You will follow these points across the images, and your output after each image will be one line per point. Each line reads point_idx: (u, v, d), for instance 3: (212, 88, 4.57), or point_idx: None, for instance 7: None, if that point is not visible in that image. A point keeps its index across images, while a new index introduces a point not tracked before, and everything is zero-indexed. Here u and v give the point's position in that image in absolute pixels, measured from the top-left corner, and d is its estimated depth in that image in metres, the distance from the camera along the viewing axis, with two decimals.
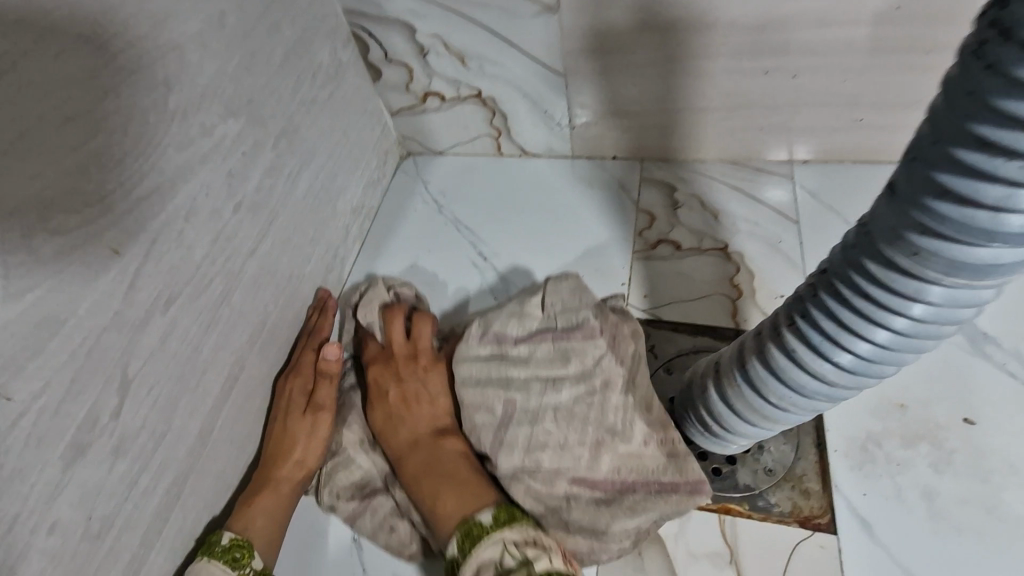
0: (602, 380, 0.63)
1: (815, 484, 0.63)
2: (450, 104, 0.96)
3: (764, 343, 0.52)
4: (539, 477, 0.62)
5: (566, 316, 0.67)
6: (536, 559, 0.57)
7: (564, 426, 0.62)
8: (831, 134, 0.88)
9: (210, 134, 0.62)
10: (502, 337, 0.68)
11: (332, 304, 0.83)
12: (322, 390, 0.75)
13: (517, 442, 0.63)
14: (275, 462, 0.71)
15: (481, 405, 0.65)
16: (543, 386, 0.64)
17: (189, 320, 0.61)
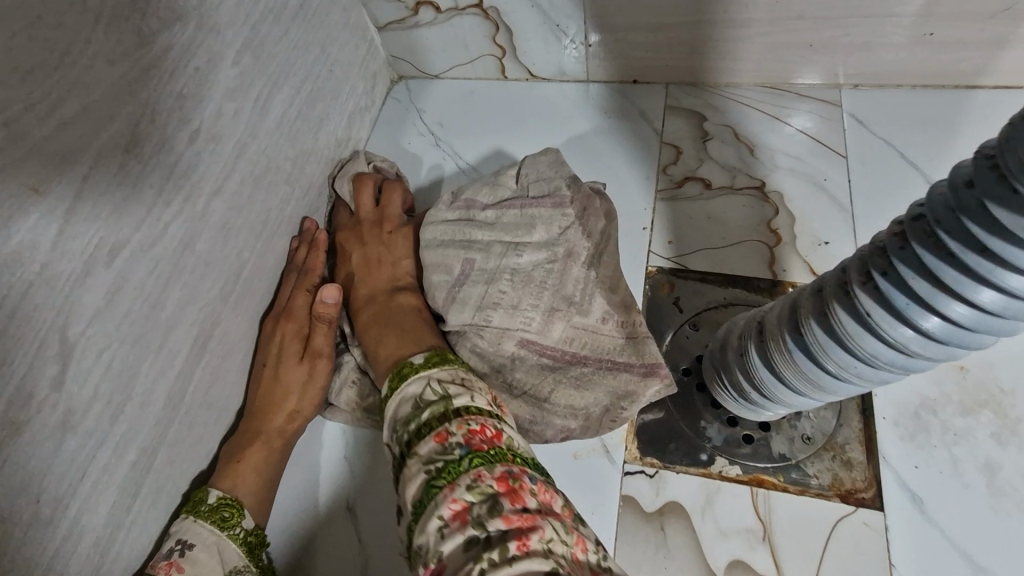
0: (565, 250, 0.62)
1: (859, 454, 0.57)
2: (445, 17, 0.82)
3: (828, 303, 0.44)
4: (486, 334, 0.60)
5: (539, 185, 0.65)
6: (456, 396, 0.53)
7: (520, 289, 0.60)
8: (893, 53, 0.75)
9: (148, 44, 0.50)
10: (473, 204, 0.65)
11: (324, 238, 0.74)
12: (319, 335, 0.69)
13: (470, 298, 0.60)
14: (266, 413, 0.65)
15: (439, 265, 0.62)
16: (506, 249, 0.62)
17: (143, 273, 0.52)
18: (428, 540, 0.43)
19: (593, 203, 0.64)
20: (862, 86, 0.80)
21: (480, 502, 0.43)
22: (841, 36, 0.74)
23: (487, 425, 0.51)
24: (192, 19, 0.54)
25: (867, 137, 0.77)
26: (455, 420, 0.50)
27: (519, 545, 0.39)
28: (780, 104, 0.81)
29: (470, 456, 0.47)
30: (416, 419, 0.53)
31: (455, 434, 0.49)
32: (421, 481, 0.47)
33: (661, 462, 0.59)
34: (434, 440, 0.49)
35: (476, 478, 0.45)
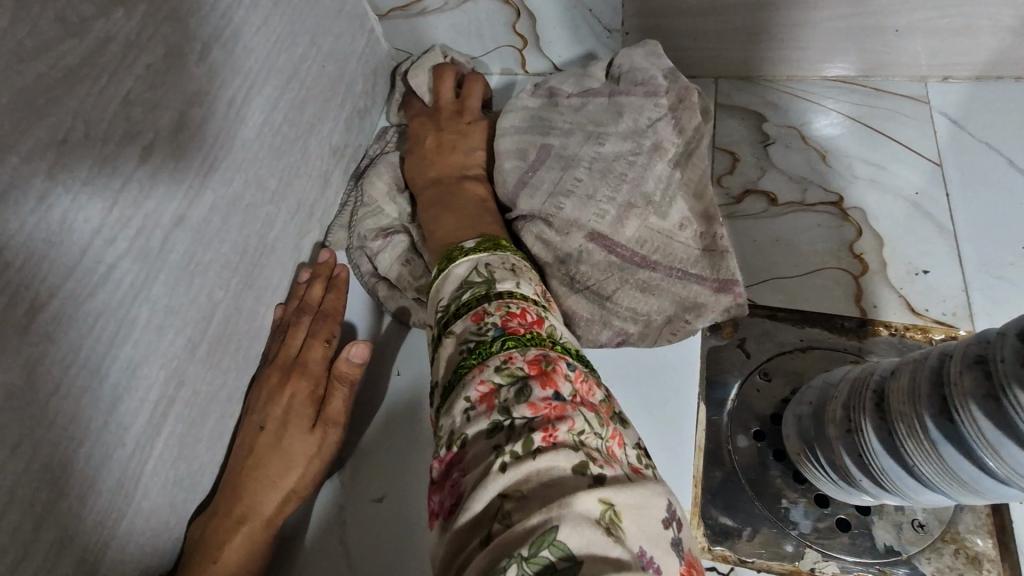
0: (652, 143, 0.54)
1: (986, 547, 0.46)
2: (458, 2, 0.70)
3: (1001, 383, 0.31)
4: (555, 222, 0.53)
5: (632, 73, 0.57)
6: (501, 280, 0.42)
7: (597, 178, 0.54)
8: (998, 40, 0.62)
9: (80, 35, 0.38)
10: (557, 93, 0.60)
11: (346, 275, 0.66)
12: (336, 399, 0.59)
13: (542, 185, 0.54)
14: (255, 492, 0.53)
15: (514, 150, 0.57)
16: (588, 138, 0.56)
17: (79, 334, 0.40)
18: (451, 424, 0.35)
19: (691, 96, 0.56)
20: (954, 79, 0.67)
21: (508, 385, 0.34)
22: (934, 19, 0.61)
23: (529, 309, 0.40)
24: (142, 1, 0.42)
25: (964, 141, 0.64)
26: (494, 300, 0.40)
27: (544, 436, 0.31)
28: (852, 100, 0.69)
29: (504, 338, 0.37)
30: (453, 300, 0.42)
31: (493, 313, 0.39)
32: (451, 362, 0.38)
33: (735, 555, 0.48)
34: (469, 319, 0.39)
35: (506, 359, 0.35)
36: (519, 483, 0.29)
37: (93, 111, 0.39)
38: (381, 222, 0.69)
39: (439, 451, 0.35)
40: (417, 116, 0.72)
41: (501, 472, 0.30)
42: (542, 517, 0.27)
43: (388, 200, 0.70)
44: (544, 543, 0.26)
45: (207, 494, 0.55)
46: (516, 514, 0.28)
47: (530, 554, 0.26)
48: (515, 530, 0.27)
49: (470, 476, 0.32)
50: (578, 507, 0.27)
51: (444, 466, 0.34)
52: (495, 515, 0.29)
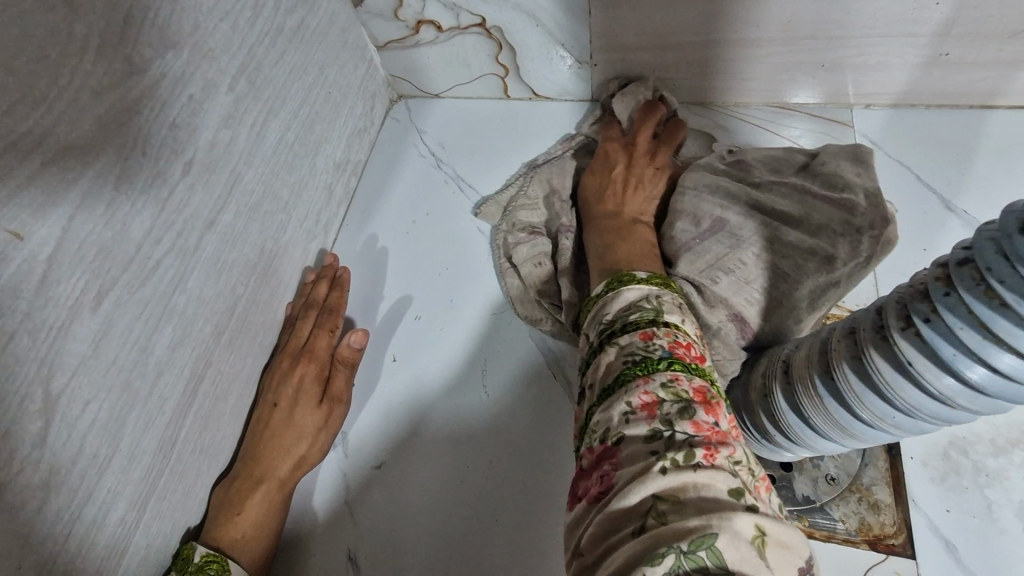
0: (825, 256, 0.56)
1: (885, 496, 0.54)
2: (448, 36, 0.80)
3: (863, 347, 0.41)
4: (706, 292, 0.60)
5: (833, 177, 0.59)
6: (669, 312, 0.48)
7: (759, 267, 0.59)
8: (905, 74, 0.73)
9: (141, 74, 0.47)
10: (747, 169, 0.66)
11: (349, 276, 0.74)
12: (340, 379, 0.68)
13: (706, 255, 0.61)
14: (272, 457, 0.62)
15: (689, 215, 0.64)
16: (764, 226, 0.60)
17: (131, 317, 0.49)
18: (609, 421, 0.41)
19: (885, 225, 0.54)
20: (875, 106, 0.79)
21: (672, 402, 0.40)
22: (854, 55, 0.72)
23: (693, 345, 0.46)
24: (185, 45, 0.51)
25: (882, 158, 0.75)
26: (663, 328, 0.46)
27: (705, 453, 0.37)
28: (791, 124, 0.80)
29: (672, 361, 0.43)
30: (621, 318, 0.48)
31: (661, 337, 0.45)
32: (613, 368, 0.45)
33: None
34: (637, 336, 0.46)
35: (672, 379, 0.41)
36: (676, 489, 0.35)
37: (147, 134, 0.48)
38: (527, 222, 0.77)
39: (593, 442, 0.42)
40: (611, 138, 0.77)
41: (662, 473, 0.36)
42: (700, 521, 0.33)
43: (545, 204, 0.77)
44: (703, 545, 0.32)
45: (229, 462, 0.63)
46: (672, 514, 0.34)
47: (689, 550, 0.32)
48: (672, 527, 0.33)
49: (623, 470, 0.38)
50: (735, 522, 0.33)
51: (595, 457, 0.41)
52: (650, 509, 0.35)
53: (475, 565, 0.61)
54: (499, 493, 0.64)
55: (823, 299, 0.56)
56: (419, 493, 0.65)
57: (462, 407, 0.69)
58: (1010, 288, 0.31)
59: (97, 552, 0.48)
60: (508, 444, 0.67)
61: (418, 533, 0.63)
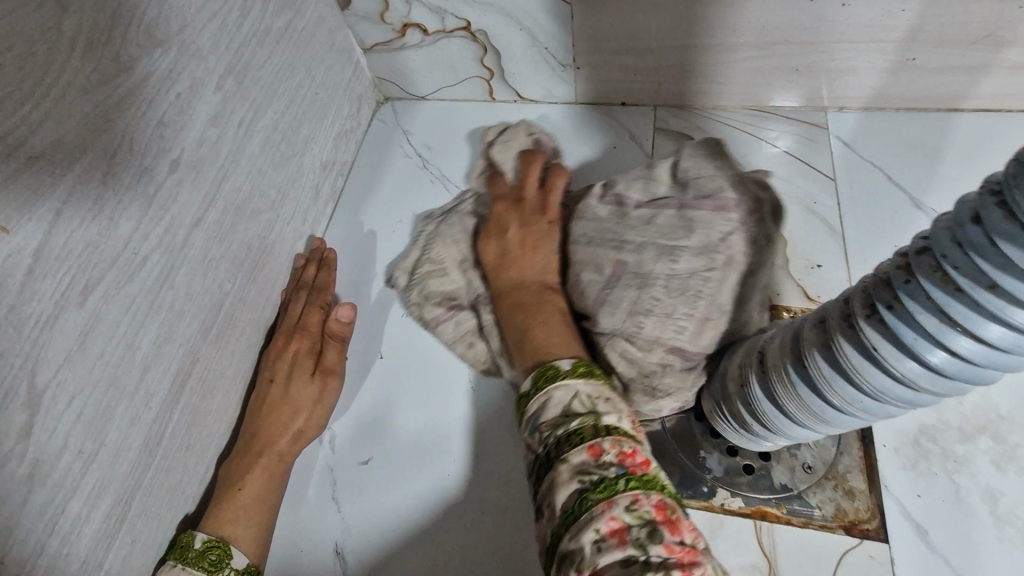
0: (725, 256, 0.55)
1: (860, 483, 0.55)
2: (433, 40, 0.81)
3: (832, 335, 0.43)
4: (638, 340, 0.57)
5: (702, 183, 0.59)
6: (606, 415, 0.47)
7: (675, 296, 0.56)
8: (875, 78, 0.76)
9: (128, 71, 0.48)
10: (625, 200, 0.63)
11: (335, 256, 0.77)
12: (331, 352, 0.70)
13: (622, 303, 0.58)
14: (270, 433, 0.64)
15: (591, 264, 0.61)
16: (661, 254, 0.57)
17: (118, 312, 0.49)
18: (580, 551, 0.39)
19: (759, 203, 0.57)
20: (848, 109, 0.81)
21: (638, 525, 0.39)
22: (826, 60, 0.74)
23: (638, 449, 0.45)
24: (174, 44, 0.52)
25: (854, 159, 0.78)
26: (608, 437, 0.45)
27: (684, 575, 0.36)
28: (768, 126, 0.82)
29: (628, 477, 0.42)
30: (564, 426, 0.47)
31: (610, 451, 0.43)
32: (570, 491, 0.42)
33: None
34: (586, 452, 0.44)
35: (633, 500, 0.40)
36: None
37: (134, 132, 0.49)
38: (446, 289, 0.73)
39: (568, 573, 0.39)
40: (502, 196, 0.75)
41: None
42: None
43: (457, 268, 0.74)
44: None
45: (226, 445, 0.65)
46: None
47: None
48: None
49: None
50: None
51: None
52: None
53: (465, 551, 0.62)
54: (487, 484, 0.65)
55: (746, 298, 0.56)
56: (406, 486, 0.66)
57: (449, 400, 0.70)
58: (963, 273, 0.33)
59: (81, 548, 0.48)
60: (496, 435, 0.68)
61: (408, 523, 0.64)
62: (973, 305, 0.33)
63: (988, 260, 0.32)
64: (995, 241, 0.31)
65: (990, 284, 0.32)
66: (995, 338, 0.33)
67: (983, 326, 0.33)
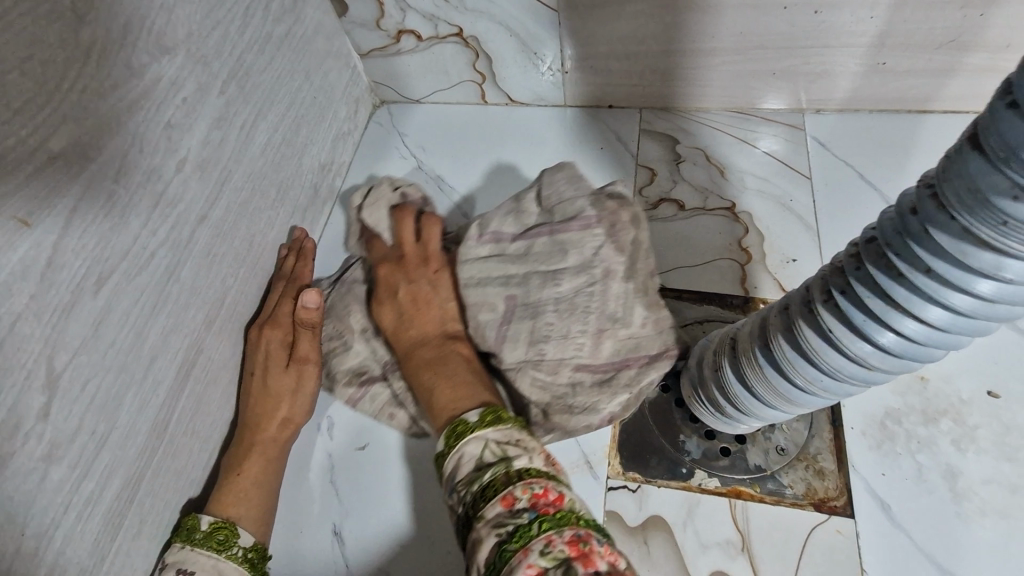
0: (602, 269, 0.59)
1: (830, 463, 0.59)
2: (427, 45, 0.85)
3: (794, 320, 0.46)
4: (544, 367, 0.60)
5: (563, 206, 0.62)
6: (516, 457, 0.48)
7: (566, 316, 0.59)
8: (849, 81, 0.80)
9: (139, 76, 0.51)
10: (500, 236, 0.63)
11: (313, 245, 0.76)
12: (305, 340, 0.69)
13: (520, 336, 0.60)
14: (260, 422, 0.66)
15: (483, 304, 0.61)
16: (545, 282, 0.60)
17: (128, 302, 0.52)
18: None
19: (621, 216, 0.60)
20: (824, 110, 0.85)
21: (555, 568, 0.39)
22: (802, 64, 0.78)
23: (550, 486, 0.45)
24: (181, 50, 0.55)
25: (829, 159, 0.81)
26: (519, 482, 0.45)
27: None
28: (748, 127, 0.86)
29: (540, 520, 0.42)
30: (478, 481, 0.48)
31: (521, 497, 0.44)
32: (488, 546, 0.43)
33: (643, 476, 0.60)
34: (500, 503, 0.45)
35: (547, 542, 0.40)
36: None
37: (144, 133, 0.52)
38: (352, 361, 0.72)
39: None
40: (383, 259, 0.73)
41: None
42: None
43: (358, 340, 0.72)
44: None
45: (227, 436, 0.68)
46: None
47: None
48: None
49: None
50: None
51: None
52: None
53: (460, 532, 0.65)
54: None
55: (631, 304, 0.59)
56: (401, 471, 0.69)
57: None
58: (903, 259, 0.37)
59: (94, 525, 0.51)
60: None
61: (403, 506, 0.67)
62: (913, 288, 0.37)
63: (925, 246, 0.35)
64: (929, 229, 0.35)
65: (926, 268, 0.35)
66: (934, 317, 0.37)
67: (923, 307, 0.37)
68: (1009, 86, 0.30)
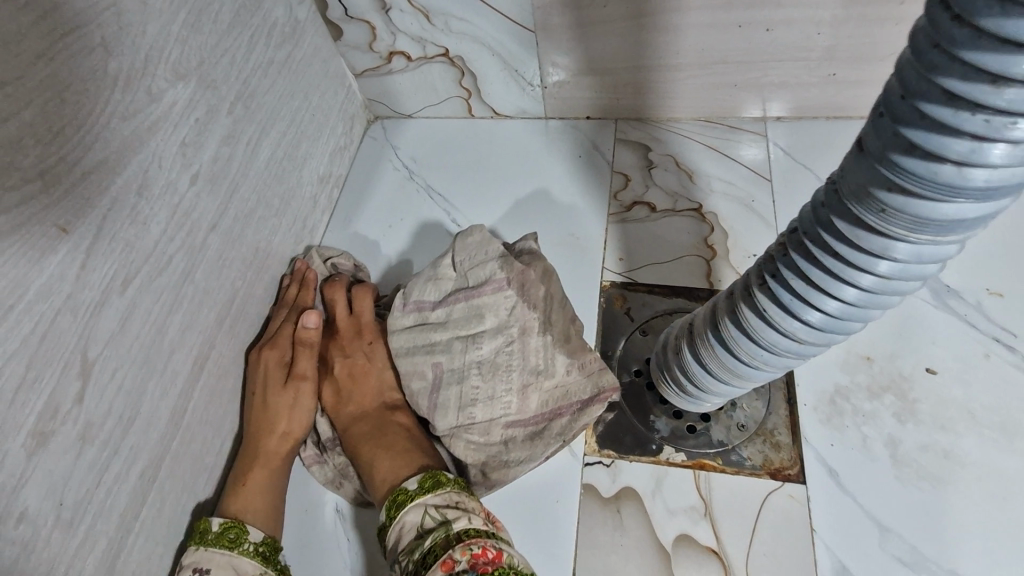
0: (518, 328, 0.66)
1: (785, 437, 0.64)
2: (416, 65, 0.92)
3: (737, 304, 0.52)
4: (475, 429, 0.64)
5: (476, 273, 0.68)
6: (455, 520, 0.57)
7: (489, 378, 0.65)
8: (804, 90, 0.87)
9: (158, 100, 0.58)
10: (422, 305, 0.69)
11: (313, 274, 0.80)
12: (302, 359, 0.74)
13: (450, 403, 0.65)
14: (263, 435, 0.69)
15: (413, 372, 0.67)
16: (466, 347, 0.66)
17: (149, 301, 0.59)
18: None
19: (528, 275, 0.67)
20: (784, 118, 0.92)
21: None
22: (760, 76, 0.85)
23: (488, 546, 0.54)
24: (194, 77, 0.62)
25: (788, 162, 0.89)
26: (458, 546, 0.55)
27: None
28: (715, 134, 0.93)
29: None
30: (420, 548, 0.57)
31: (461, 560, 0.53)
32: None
33: (616, 454, 0.66)
34: (441, 567, 0.54)
35: None
36: None
37: (162, 151, 0.59)
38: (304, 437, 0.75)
39: None
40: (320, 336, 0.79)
41: None
42: None
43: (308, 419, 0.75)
44: None
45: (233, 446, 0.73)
46: None
47: None
48: None
49: None
50: None
51: None
52: None
53: None
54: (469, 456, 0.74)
55: (549, 358, 0.65)
56: None
57: None
58: (817, 245, 0.43)
59: (121, 502, 0.57)
60: None
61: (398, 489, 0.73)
62: (826, 270, 0.43)
63: (831, 234, 0.42)
64: (833, 219, 0.41)
65: (833, 252, 0.42)
66: (847, 295, 0.43)
67: (837, 287, 0.43)
68: (879, 102, 0.36)
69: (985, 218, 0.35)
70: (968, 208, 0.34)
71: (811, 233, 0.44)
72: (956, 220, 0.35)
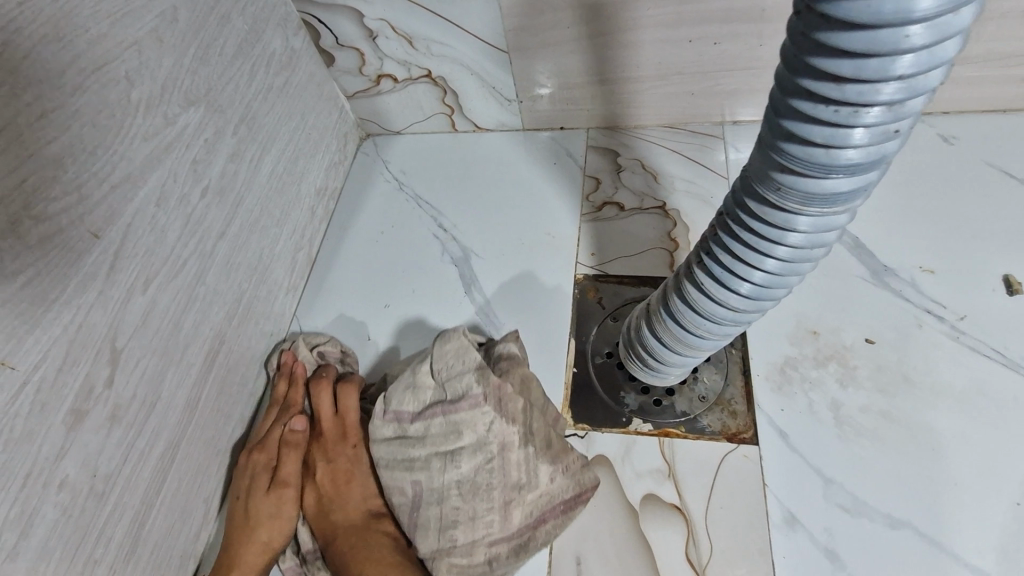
0: (497, 444, 0.66)
1: (741, 405, 0.71)
2: (403, 85, 1.01)
3: (682, 281, 0.60)
4: (457, 551, 0.65)
5: (454, 385, 0.69)
6: None
7: (470, 498, 0.66)
8: (756, 96, 0.95)
9: (173, 124, 0.66)
10: (401, 416, 0.70)
11: (300, 370, 0.83)
12: (286, 465, 0.76)
13: (431, 523, 0.66)
14: (241, 546, 0.71)
15: (396, 487, 0.68)
16: (445, 466, 0.67)
17: (167, 299, 0.66)
18: None
19: (505, 388, 0.67)
20: (740, 121, 1.01)
21: None
22: (714, 84, 0.94)
23: None
24: (203, 102, 0.71)
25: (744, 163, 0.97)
26: None
27: None
28: (677, 138, 1.01)
29: None
30: None
31: None
32: None
33: (589, 426, 0.73)
34: None
35: None
36: None
37: (177, 167, 0.67)
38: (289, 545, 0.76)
39: None
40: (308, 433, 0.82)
41: None
42: None
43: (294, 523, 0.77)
44: None
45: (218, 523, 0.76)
46: None
47: None
48: None
49: None
50: None
51: None
52: None
53: None
54: None
55: (531, 470, 0.66)
56: None
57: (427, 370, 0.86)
58: (737, 222, 0.51)
59: (146, 477, 0.64)
60: None
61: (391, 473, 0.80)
62: (746, 244, 0.51)
63: (745, 211, 0.49)
64: (745, 198, 0.49)
65: (749, 227, 0.50)
66: (766, 265, 0.50)
67: (758, 259, 0.50)
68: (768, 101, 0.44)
69: (859, 190, 0.43)
70: (842, 182, 0.42)
71: (732, 212, 0.51)
72: (835, 193, 0.43)
